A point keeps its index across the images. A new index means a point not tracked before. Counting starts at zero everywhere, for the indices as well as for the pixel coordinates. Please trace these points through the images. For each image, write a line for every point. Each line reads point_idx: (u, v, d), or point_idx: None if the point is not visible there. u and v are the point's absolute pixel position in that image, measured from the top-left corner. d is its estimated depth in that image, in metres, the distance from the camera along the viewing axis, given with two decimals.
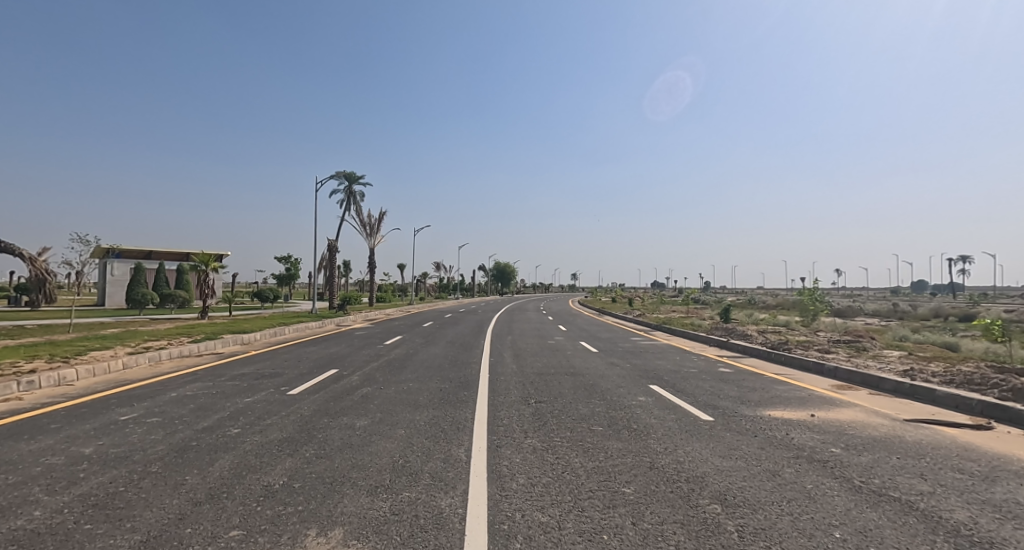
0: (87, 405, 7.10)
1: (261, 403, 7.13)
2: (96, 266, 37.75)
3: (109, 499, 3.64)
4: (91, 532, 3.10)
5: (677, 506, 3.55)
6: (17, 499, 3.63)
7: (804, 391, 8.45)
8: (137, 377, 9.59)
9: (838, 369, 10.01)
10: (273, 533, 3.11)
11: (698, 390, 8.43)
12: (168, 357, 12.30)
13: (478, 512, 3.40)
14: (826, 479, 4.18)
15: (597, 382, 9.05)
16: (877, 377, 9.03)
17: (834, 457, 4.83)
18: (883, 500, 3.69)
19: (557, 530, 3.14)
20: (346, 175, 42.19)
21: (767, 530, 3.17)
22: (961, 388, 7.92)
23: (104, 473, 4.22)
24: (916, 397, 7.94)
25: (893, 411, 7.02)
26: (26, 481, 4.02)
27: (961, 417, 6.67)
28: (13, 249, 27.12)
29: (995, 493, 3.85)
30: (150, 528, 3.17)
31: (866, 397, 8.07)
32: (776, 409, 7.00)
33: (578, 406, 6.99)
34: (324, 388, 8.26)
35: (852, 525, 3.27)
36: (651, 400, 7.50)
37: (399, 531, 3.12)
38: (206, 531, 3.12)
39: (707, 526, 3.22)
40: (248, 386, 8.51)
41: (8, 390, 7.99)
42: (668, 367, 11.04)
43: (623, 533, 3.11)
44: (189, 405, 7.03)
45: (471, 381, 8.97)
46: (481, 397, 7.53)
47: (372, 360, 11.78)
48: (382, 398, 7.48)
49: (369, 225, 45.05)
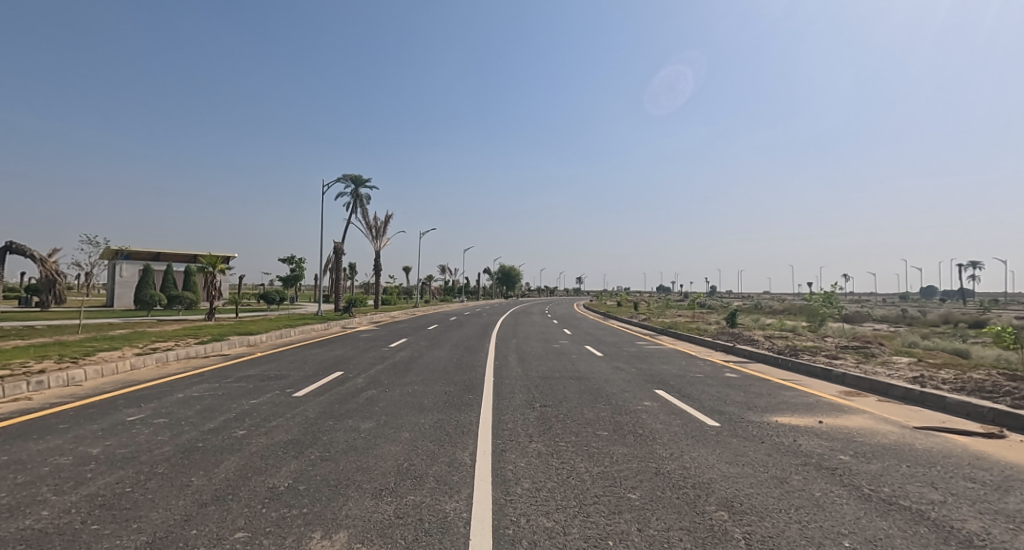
0: (97, 405, 7.20)
1: (267, 405, 7.13)
2: (106, 267, 38.18)
3: (115, 500, 3.65)
4: (98, 532, 3.12)
5: (683, 512, 3.53)
6: (26, 498, 3.67)
7: (811, 396, 8.41)
8: (144, 378, 9.64)
9: (846, 376, 9.91)
10: (279, 535, 3.11)
11: (704, 395, 8.40)
12: (175, 359, 12.34)
13: (483, 516, 3.39)
14: (834, 486, 4.14)
15: (602, 386, 9.04)
16: (885, 384, 8.88)
17: (842, 463, 4.78)
18: (893, 509, 3.64)
19: (562, 535, 3.13)
20: (353, 178, 42.89)
21: (775, 537, 3.14)
22: (972, 396, 7.77)
23: (111, 473, 4.25)
24: (925, 404, 7.85)
25: (901, 418, 6.93)
26: (33, 481, 4.04)
27: (972, 425, 6.55)
28: (22, 250, 27.70)
29: (1009, 503, 3.79)
30: (155, 529, 3.17)
31: (874, 403, 8.00)
32: (784, 415, 6.93)
33: (581, 411, 6.96)
34: (329, 391, 8.27)
35: (862, 533, 3.23)
36: (657, 405, 7.46)
37: (404, 534, 3.12)
38: (211, 532, 3.13)
39: (714, 533, 3.20)
40: (253, 387, 8.56)
41: (17, 391, 8.07)
42: (674, 372, 10.98)
43: (630, 538, 3.10)
44: (195, 406, 7.07)
45: (475, 385, 8.93)
46: (486, 401, 7.55)
47: (377, 362, 11.81)
48: (387, 400, 7.53)
49: (376, 227, 45.41)
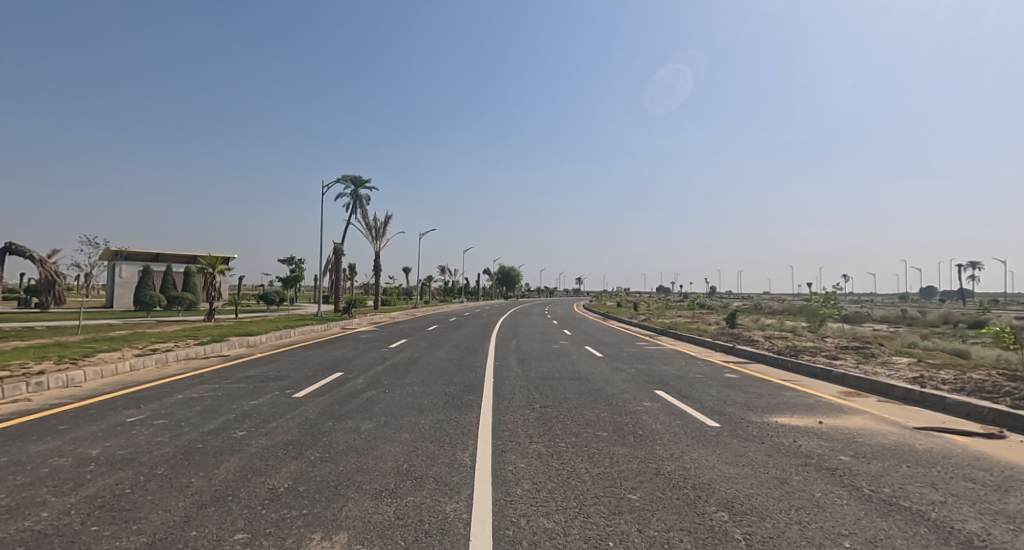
0: (96, 406, 7.17)
1: (267, 406, 7.13)
2: (105, 268, 38.20)
3: (115, 501, 3.65)
4: (98, 534, 3.11)
5: (683, 513, 3.53)
6: (25, 500, 3.66)
7: (811, 397, 8.42)
8: (143, 379, 9.62)
9: (846, 376, 9.91)
10: (278, 536, 3.10)
11: (704, 395, 8.40)
12: (175, 360, 12.33)
13: (483, 517, 3.38)
14: (834, 487, 4.13)
15: (603, 387, 9.03)
16: (885, 385, 8.88)
17: (842, 464, 4.78)
18: (893, 509, 3.64)
19: (562, 535, 3.13)
20: (353, 179, 42.89)
21: (775, 538, 3.14)
22: (972, 397, 7.77)
23: (110, 475, 4.24)
24: (925, 404, 7.85)
25: (901, 418, 6.93)
26: (33, 482, 4.04)
27: (972, 426, 6.55)
28: (22, 251, 27.70)
29: (1008, 504, 3.79)
30: (155, 530, 3.17)
31: (874, 404, 7.99)
32: (784, 416, 6.92)
33: (582, 411, 6.96)
34: (329, 391, 8.27)
35: (863, 534, 3.23)
36: (657, 406, 7.46)
37: (404, 535, 3.11)
38: (211, 533, 3.12)
39: (714, 533, 3.19)
40: (253, 388, 8.55)
41: (17, 392, 8.07)
42: (674, 373, 10.98)
43: (630, 539, 3.09)
44: (195, 407, 7.07)
45: (475, 386, 8.93)
46: (486, 401, 7.54)
47: (377, 363, 11.81)
48: (387, 401, 7.52)
49: (376, 228, 45.39)
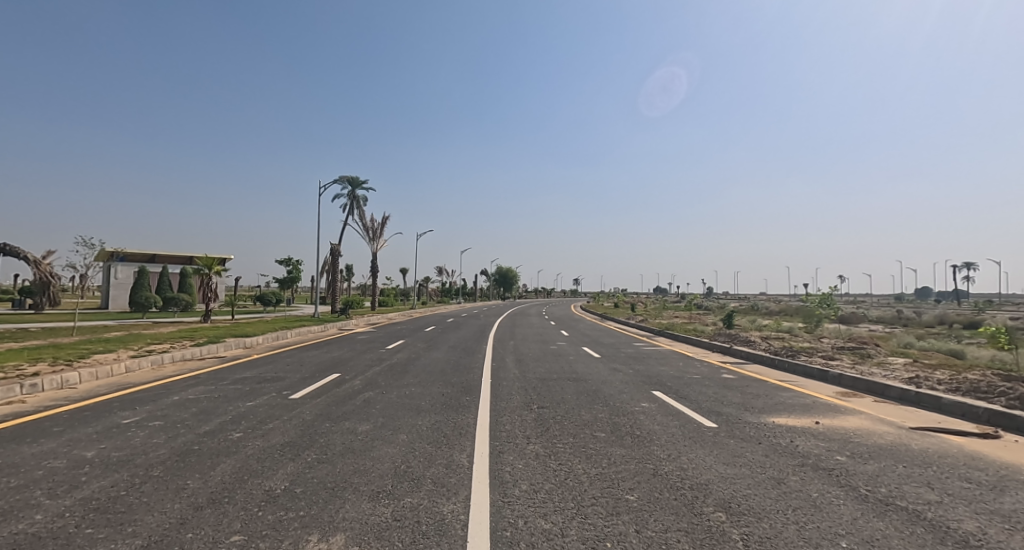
0: (91, 408, 7.12)
1: (264, 408, 7.09)
2: (101, 269, 38.04)
3: (110, 503, 3.63)
4: (92, 536, 3.09)
5: (680, 513, 3.53)
6: (19, 502, 3.63)
7: (808, 397, 8.44)
8: (139, 380, 9.58)
9: (842, 376, 9.95)
10: (275, 538, 3.09)
11: (701, 396, 8.42)
12: (170, 361, 12.27)
13: (481, 519, 3.37)
14: (831, 487, 4.14)
15: (600, 387, 9.04)
16: (881, 385, 8.90)
17: (839, 464, 4.78)
18: (889, 509, 3.65)
19: (560, 536, 3.13)
20: (350, 180, 42.74)
21: (773, 538, 3.15)
22: (968, 396, 7.82)
23: (105, 477, 4.21)
24: (921, 405, 7.88)
25: (897, 418, 6.95)
26: (27, 485, 4.01)
27: (967, 426, 6.58)
28: (16, 251, 27.54)
29: (1004, 503, 3.80)
30: (151, 532, 3.15)
31: (869, 404, 8.01)
32: (780, 416, 6.94)
33: (579, 412, 6.96)
34: (326, 393, 8.25)
35: (860, 534, 3.23)
36: (654, 406, 7.47)
37: (401, 537, 3.10)
38: (207, 536, 3.11)
39: (712, 534, 3.20)
40: (250, 390, 8.52)
41: (11, 393, 8.02)
42: (671, 373, 10.99)
43: (627, 540, 3.09)
44: (191, 409, 7.04)
45: (472, 387, 8.91)
46: (484, 402, 7.54)
47: (374, 364, 11.80)
48: (385, 402, 7.51)
49: (373, 229, 45.28)
